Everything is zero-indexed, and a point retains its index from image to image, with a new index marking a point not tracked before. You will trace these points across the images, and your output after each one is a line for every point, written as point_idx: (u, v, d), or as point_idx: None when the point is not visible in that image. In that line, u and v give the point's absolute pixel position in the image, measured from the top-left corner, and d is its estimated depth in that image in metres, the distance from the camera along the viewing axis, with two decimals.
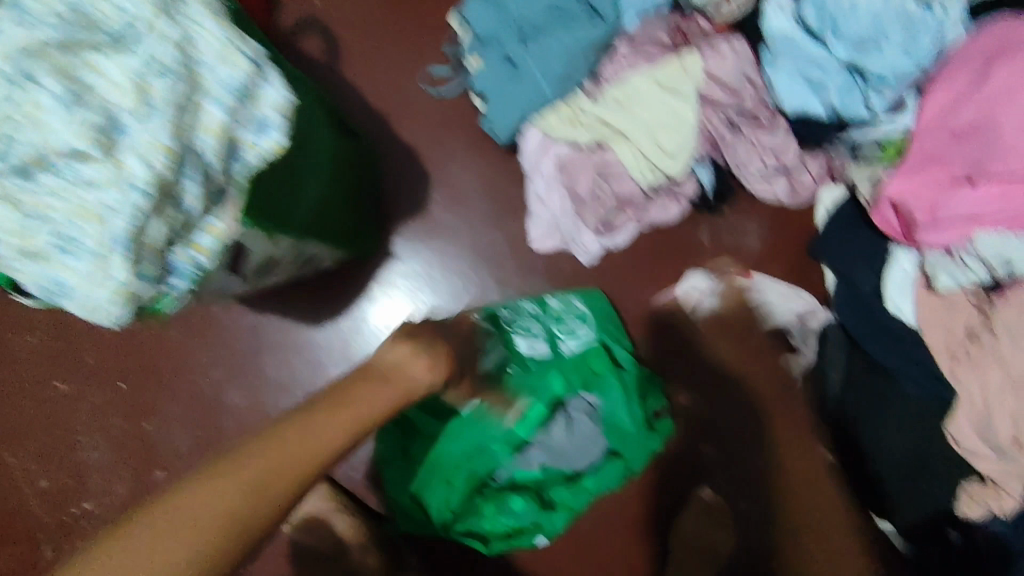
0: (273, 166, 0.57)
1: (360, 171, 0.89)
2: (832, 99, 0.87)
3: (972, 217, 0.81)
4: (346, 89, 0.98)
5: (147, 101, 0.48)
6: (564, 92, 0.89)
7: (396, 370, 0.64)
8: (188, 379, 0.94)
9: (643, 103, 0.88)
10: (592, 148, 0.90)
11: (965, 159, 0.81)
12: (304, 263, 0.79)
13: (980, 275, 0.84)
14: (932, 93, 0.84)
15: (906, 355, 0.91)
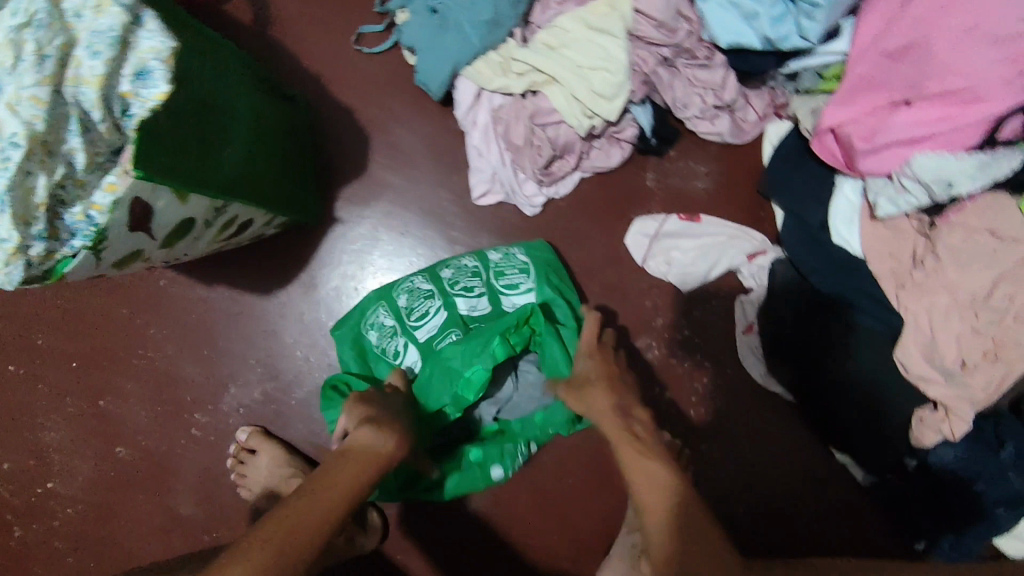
0: (171, 120, 0.58)
1: (294, 131, 0.87)
2: (766, 31, 0.83)
3: (914, 140, 0.80)
4: (277, 51, 0.96)
5: (18, 54, 0.49)
6: (492, 38, 0.86)
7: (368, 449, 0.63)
8: (139, 355, 0.93)
9: (573, 46, 0.87)
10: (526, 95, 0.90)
11: (903, 80, 0.80)
12: (236, 224, 0.78)
13: (921, 199, 0.82)
14: (866, 15, 0.82)
15: (854, 283, 0.91)
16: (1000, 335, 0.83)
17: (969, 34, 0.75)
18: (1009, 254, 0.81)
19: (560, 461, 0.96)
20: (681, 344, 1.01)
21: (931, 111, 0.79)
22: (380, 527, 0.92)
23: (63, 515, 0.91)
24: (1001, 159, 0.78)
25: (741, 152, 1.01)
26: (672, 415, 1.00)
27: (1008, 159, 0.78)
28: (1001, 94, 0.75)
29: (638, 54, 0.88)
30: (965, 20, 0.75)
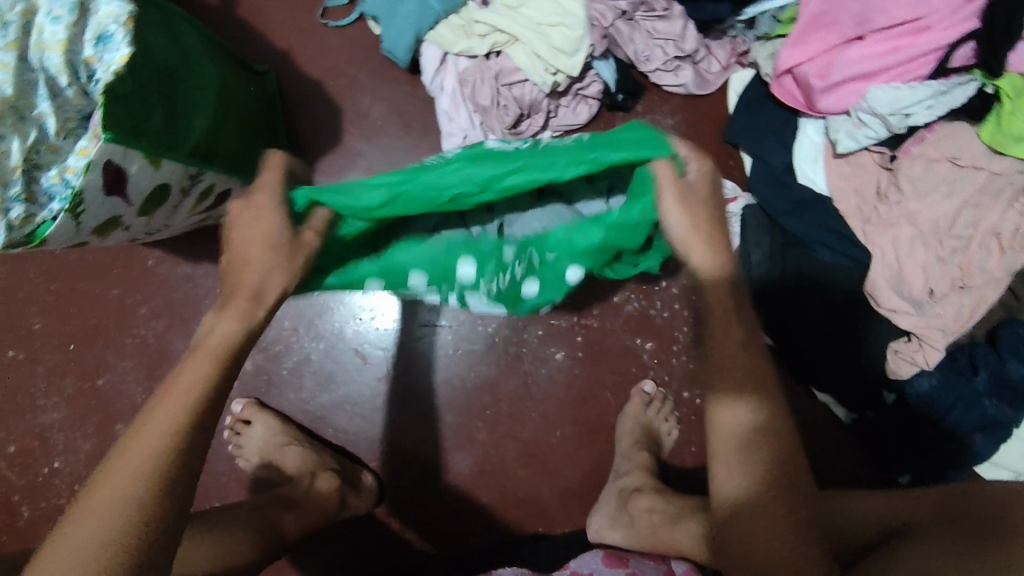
0: (141, 87, 0.63)
1: (258, 108, 0.91)
2: None
3: (869, 71, 0.84)
4: (249, 34, 1.00)
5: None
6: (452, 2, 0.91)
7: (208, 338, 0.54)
8: (131, 333, 0.97)
9: (530, 4, 0.91)
10: (489, 57, 0.92)
11: (853, 17, 0.85)
12: (213, 195, 0.81)
13: (879, 133, 0.86)
14: None
15: (818, 220, 0.92)
16: (961, 261, 0.86)
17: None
18: (965, 183, 0.85)
19: (546, 414, 1.00)
20: (659, 296, 1.01)
21: (883, 43, 0.84)
22: (374, 487, 0.95)
23: (69, 492, 0.94)
24: (954, 84, 0.82)
25: (705, 101, 1.02)
26: (654, 364, 1.01)
27: (959, 88, 0.82)
28: (947, 21, 0.81)
29: (597, 8, 0.92)
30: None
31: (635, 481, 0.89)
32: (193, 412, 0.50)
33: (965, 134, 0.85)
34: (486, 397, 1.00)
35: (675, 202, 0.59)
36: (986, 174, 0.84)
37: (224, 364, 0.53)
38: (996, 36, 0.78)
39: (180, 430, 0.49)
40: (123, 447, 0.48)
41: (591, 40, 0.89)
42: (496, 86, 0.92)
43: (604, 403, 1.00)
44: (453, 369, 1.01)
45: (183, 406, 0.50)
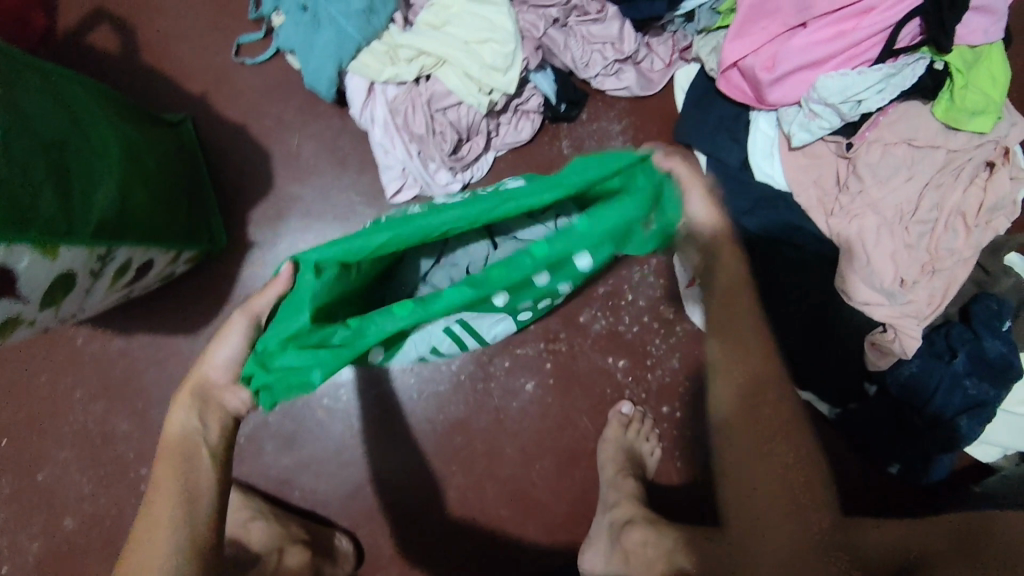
0: (24, 173, 0.56)
1: (175, 164, 0.84)
2: None
3: (817, 60, 0.81)
4: (156, 79, 0.92)
5: None
6: (372, 26, 0.83)
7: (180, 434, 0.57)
8: (69, 421, 0.90)
9: (456, 20, 0.84)
10: (418, 81, 0.86)
11: (793, 5, 0.81)
12: (132, 270, 0.74)
13: (832, 123, 0.82)
14: None
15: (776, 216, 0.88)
16: (930, 244, 0.84)
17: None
18: (925, 163, 0.82)
19: (523, 448, 0.95)
20: (627, 310, 0.98)
21: (828, 29, 0.80)
22: (350, 550, 0.90)
23: None
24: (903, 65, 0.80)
25: (653, 102, 0.98)
26: (630, 382, 0.97)
27: (908, 67, 0.80)
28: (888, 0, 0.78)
29: (527, 18, 0.88)
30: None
31: (625, 513, 0.85)
32: (204, 507, 0.55)
33: (917, 116, 0.83)
34: (458, 437, 0.95)
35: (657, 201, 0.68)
36: (943, 151, 0.82)
37: (208, 454, 0.57)
38: (941, 8, 0.75)
39: (183, 534, 0.53)
40: (130, 554, 0.53)
41: (523, 51, 0.84)
42: (430, 112, 0.86)
43: (582, 428, 0.96)
44: (421, 413, 0.95)
45: (182, 509, 0.54)
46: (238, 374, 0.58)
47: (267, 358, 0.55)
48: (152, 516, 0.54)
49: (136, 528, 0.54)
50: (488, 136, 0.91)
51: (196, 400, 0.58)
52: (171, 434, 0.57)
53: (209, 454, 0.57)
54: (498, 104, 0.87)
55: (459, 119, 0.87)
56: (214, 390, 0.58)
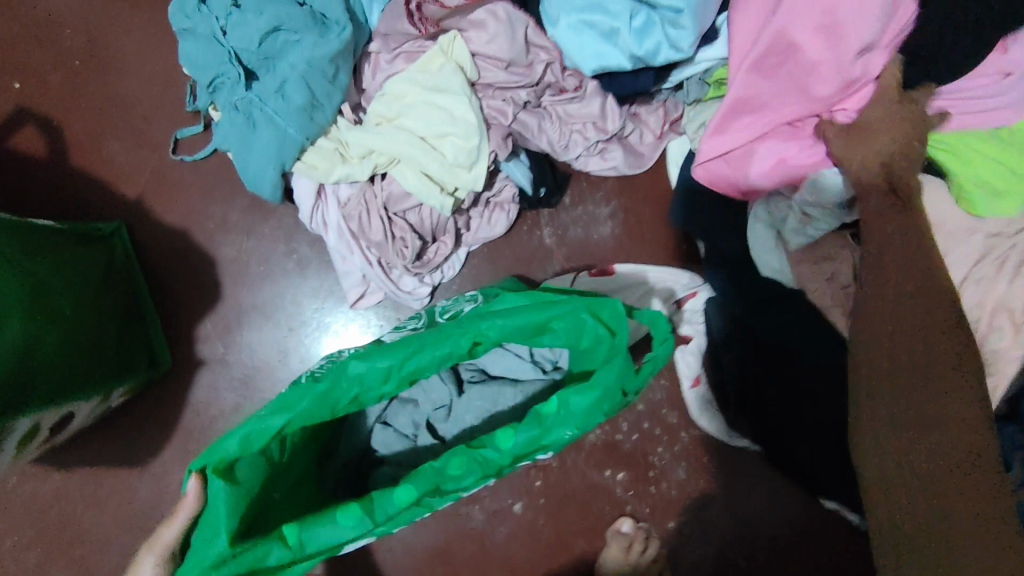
0: None
1: (106, 286, 0.75)
2: (635, 52, 0.69)
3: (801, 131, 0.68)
4: (88, 184, 0.84)
5: None
6: (316, 123, 0.74)
7: None
8: (3, 569, 0.81)
9: (410, 112, 0.74)
10: (372, 182, 0.76)
11: (778, 96, 0.66)
12: (45, 430, 0.65)
13: (832, 225, 0.69)
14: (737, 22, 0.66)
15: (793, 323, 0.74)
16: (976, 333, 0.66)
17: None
18: (961, 251, 0.67)
19: None
20: (623, 417, 0.88)
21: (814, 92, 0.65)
22: None
23: None
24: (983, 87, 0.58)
25: (642, 180, 0.87)
26: (631, 497, 0.87)
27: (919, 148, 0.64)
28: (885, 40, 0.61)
29: (493, 102, 0.76)
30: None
31: None
32: None
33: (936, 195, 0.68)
34: (438, 568, 0.85)
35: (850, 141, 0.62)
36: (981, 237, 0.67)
37: None
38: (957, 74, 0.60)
39: None
40: None
41: (489, 143, 0.74)
42: (387, 216, 0.76)
43: (577, 552, 0.86)
44: (397, 542, 0.85)
45: None
46: None
47: None
48: None
49: None
50: (457, 234, 0.81)
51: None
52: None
53: None
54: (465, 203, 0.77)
55: (422, 221, 0.77)
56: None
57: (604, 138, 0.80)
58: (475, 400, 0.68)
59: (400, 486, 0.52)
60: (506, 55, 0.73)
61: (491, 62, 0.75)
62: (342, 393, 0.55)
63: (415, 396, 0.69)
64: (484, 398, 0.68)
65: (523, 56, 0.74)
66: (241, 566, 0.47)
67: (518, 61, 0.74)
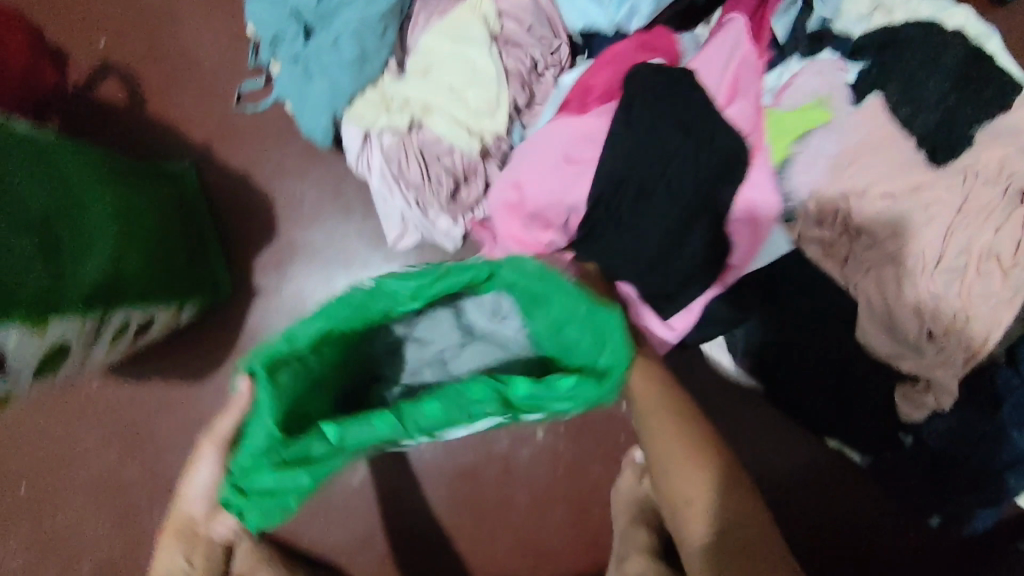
0: (11, 250, 0.57)
1: (179, 215, 0.85)
2: (615, 18, 0.82)
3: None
4: (163, 130, 0.94)
5: None
6: (365, 75, 0.82)
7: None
8: (81, 467, 0.92)
9: (441, 64, 0.83)
10: (409, 128, 0.83)
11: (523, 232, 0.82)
12: (132, 328, 0.74)
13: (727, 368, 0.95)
14: (563, 165, 0.78)
15: (786, 272, 0.83)
16: (926, 292, 0.74)
17: (552, 154, 0.78)
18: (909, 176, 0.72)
19: (534, 497, 0.93)
20: None
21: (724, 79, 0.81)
22: None
23: None
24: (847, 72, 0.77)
25: None
26: None
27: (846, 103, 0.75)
28: (646, 194, 0.75)
29: (512, 58, 0.85)
30: (550, 133, 0.79)
31: (636, 567, 0.78)
32: None
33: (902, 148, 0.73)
34: (466, 486, 0.93)
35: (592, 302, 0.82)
36: (961, 176, 0.72)
37: None
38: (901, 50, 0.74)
39: None
40: None
41: (507, 90, 0.83)
42: (422, 160, 0.84)
43: (593, 478, 0.93)
44: (429, 461, 0.94)
45: None
46: (211, 503, 0.58)
47: (241, 483, 0.51)
48: None
49: None
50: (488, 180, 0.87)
51: (182, 539, 0.59)
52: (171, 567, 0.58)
53: None
54: (493, 149, 0.85)
55: (455, 164, 0.84)
56: (199, 525, 0.59)
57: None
58: (482, 350, 0.65)
59: (431, 399, 0.50)
60: (530, 19, 0.85)
61: (514, 24, 0.85)
62: (376, 302, 0.57)
63: (422, 337, 0.65)
64: (482, 352, 0.65)
65: (541, 24, 0.85)
66: (291, 456, 0.48)
67: (537, 25, 0.85)
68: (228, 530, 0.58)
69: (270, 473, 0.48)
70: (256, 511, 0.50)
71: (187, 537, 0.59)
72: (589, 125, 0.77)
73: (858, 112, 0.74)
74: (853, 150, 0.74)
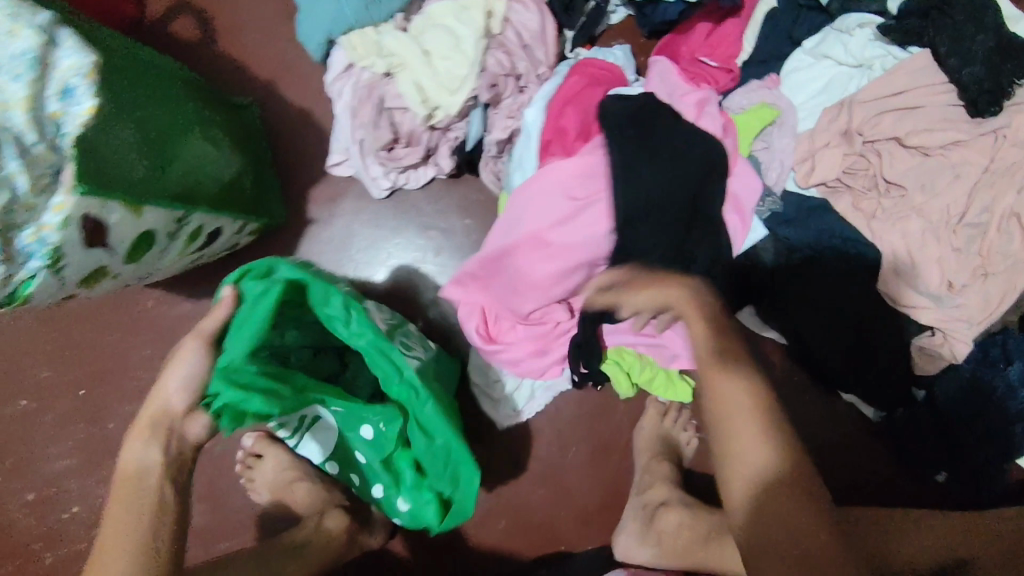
0: (115, 138, 0.60)
1: (245, 139, 0.89)
2: None
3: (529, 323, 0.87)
4: (229, 65, 0.99)
5: None
6: (369, 15, 0.86)
7: (135, 473, 0.54)
8: (135, 376, 0.96)
9: (438, 27, 0.86)
10: (381, 77, 0.87)
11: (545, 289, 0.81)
12: (203, 233, 0.79)
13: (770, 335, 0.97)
14: (574, 206, 0.79)
15: (823, 229, 0.86)
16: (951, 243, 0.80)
17: (557, 195, 0.78)
18: (943, 133, 0.79)
19: (558, 434, 0.97)
20: None
21: (714, 74, 0.89)
22: (384, 521, 0.95)
23: (88, 537, 0.95)
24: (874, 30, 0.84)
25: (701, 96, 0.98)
26: None
27: (878, 60, 0.84)
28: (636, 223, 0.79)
29: (497, 58, 0.85)
30: (544, 179, 0.79)
31: (660, 495, 0.86)
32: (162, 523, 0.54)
33: (943, 103, 0.80)
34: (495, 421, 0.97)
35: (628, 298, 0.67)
36: (992, 138, 0.79)
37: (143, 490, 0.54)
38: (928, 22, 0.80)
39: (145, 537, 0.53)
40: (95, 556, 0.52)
41: (474, 82, 0.84)
42: (381, 107, 0.88)
43: (617, 419, 0.97)
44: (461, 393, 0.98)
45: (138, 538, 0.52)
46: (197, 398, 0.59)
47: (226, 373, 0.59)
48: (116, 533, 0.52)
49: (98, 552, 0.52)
50: (427, 151, 0.91)
51: (156, 435, 0.56)
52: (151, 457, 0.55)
53: (168, 489, 0.55)
54: (441, 123, 0.87)
55: (403, 122, 0.88)
56: (177, 420, 0.58)
57: (503, 140, 0.89)
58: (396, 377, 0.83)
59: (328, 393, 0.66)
60: (529, 38, 0.87)
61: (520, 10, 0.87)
62: (342, 322, 0.67)
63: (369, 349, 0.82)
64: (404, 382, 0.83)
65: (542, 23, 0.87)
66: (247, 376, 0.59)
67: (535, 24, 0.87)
68: (201, 431, 0.58)
69: (260, 379, 0.60)
70: (228, 410, 0.58)
71: (167, 428, 0.57)
72: (585, 163, 0.79)
73: (911, 57, 0.82)
74: (906, 95, 0.81)
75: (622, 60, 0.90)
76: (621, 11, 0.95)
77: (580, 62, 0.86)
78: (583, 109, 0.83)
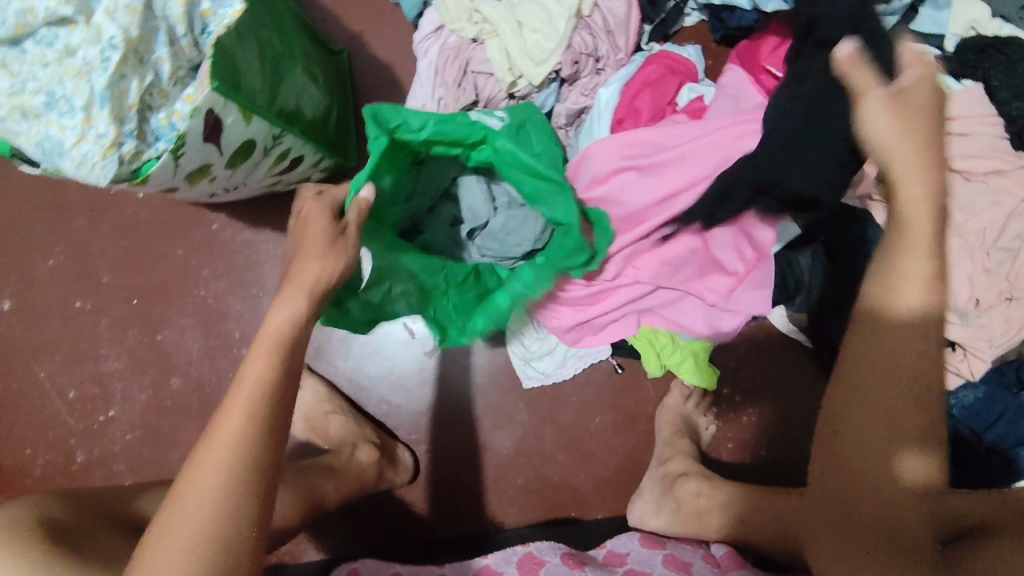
0: (243, 48, 0.66)
1: (337, 85, 0.95)
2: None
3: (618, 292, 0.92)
4: (322, 14, 1.05)
5: None
6: None
7: (251, 362, 0.54)
8: (192, 292, 1.01)
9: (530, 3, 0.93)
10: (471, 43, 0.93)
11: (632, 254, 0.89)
12: (289, 158, 0.83)
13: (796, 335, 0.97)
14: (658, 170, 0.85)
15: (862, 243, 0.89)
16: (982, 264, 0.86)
17: (630, 160, 0.85)
18: (984, 162, 0.86)
19: (586, 402, 1.01)
20: None
21: None
22: (410, 464, 0.97)
23: (122, 440, 0.99)
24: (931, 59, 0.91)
25: None
26: None
27: None
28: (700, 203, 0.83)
29: (582, 38, 0.92)
30: (614, 153, 0.85)
31: (681, 466, 0.91)
32: (271, 412, 0.52)
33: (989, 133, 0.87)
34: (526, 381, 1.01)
35: (885, 102, 0.53)
36: None
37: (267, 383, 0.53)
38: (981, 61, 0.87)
39: (263, 420, 0.51)
40: (204, 440, 0.51)
41: (559, 56, 0.90)
42: (465, 70, 0.94)
43: (645, 395, 1.01)
44: (499, 350, 1.02)
45: (260, 421, 0.51)
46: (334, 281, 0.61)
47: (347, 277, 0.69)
48: (227, 420, 0.51)
49: (211, 435, 0.51)
50: None
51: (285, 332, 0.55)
52: (249, 389, 0.52)
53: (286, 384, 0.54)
54: (522, 92, 0.94)
55: (484, 87, 0.94)
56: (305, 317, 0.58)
57: (575, 112, 0.97)
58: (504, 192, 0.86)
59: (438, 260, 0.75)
60: (613, 23, 0.94)
61: None
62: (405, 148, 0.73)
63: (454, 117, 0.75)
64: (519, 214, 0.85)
65: (627, 12, 0.94)
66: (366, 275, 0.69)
67: (619, 13, 0.94)
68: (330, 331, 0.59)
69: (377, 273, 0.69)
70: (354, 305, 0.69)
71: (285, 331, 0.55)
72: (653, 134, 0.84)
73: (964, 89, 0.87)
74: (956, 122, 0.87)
75: (695, 58, 0.96)
76: (695, 15, 1.01)
77: (657, 54, 0.93)
78: (659, 94, 0.90)
